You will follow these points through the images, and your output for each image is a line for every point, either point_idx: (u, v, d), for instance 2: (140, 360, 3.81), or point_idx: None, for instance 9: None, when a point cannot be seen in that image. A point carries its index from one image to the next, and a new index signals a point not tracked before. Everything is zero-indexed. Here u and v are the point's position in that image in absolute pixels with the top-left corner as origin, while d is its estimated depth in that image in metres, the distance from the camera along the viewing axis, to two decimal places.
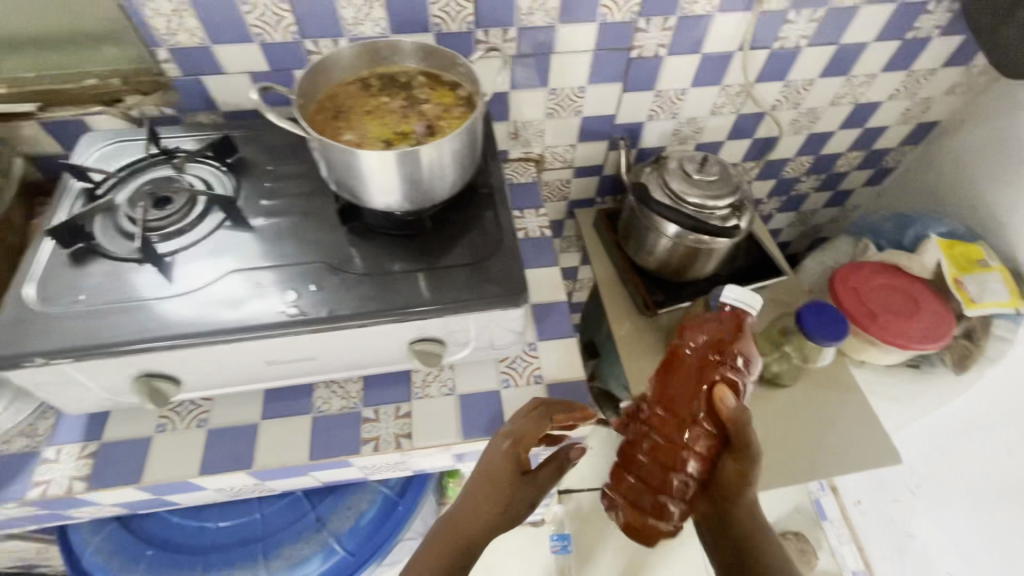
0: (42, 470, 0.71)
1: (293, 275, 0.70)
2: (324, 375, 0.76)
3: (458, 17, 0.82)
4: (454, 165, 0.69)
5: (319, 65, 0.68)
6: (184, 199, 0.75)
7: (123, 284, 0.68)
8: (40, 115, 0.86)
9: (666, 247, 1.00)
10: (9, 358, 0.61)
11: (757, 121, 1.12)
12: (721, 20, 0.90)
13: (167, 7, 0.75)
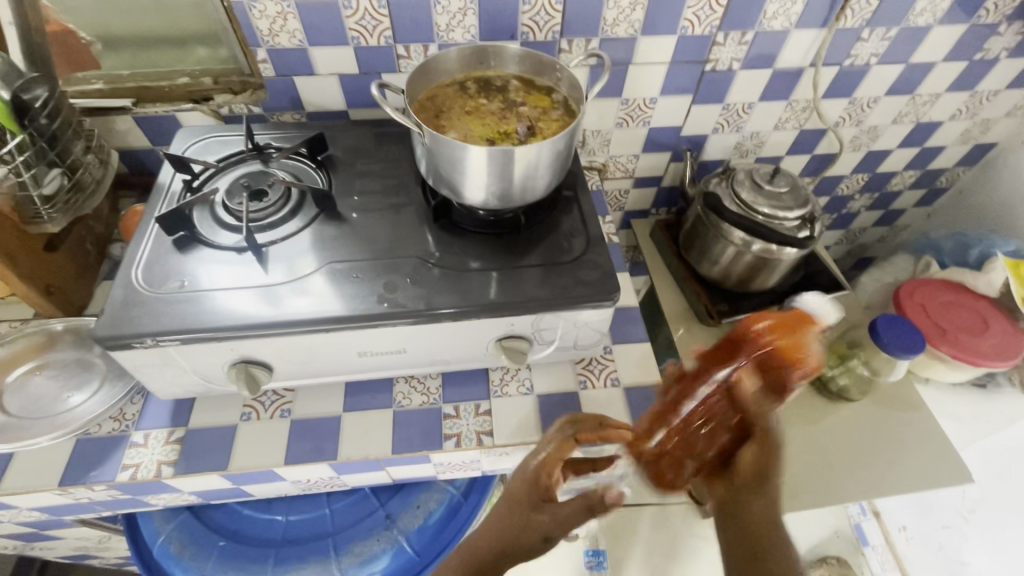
0: (131, 455, 0.71)
1: (388, 268, 0.71)
2: (407, 369, 0.76)
3: (545, 26, 0.84)
4: (553, 165, 0.70)
5: (424, 66, 0.71)
6: (280, 192, 0.77)
7: (223, 271, 0.69)
8: (134, 109, 0.89)
9: (733, 257, 1.00)
10: (121, 338, 0.62)
11: (819, 137, 1.13)
12: (797, 35, 0.91)
13: (273, 9, 0.78)
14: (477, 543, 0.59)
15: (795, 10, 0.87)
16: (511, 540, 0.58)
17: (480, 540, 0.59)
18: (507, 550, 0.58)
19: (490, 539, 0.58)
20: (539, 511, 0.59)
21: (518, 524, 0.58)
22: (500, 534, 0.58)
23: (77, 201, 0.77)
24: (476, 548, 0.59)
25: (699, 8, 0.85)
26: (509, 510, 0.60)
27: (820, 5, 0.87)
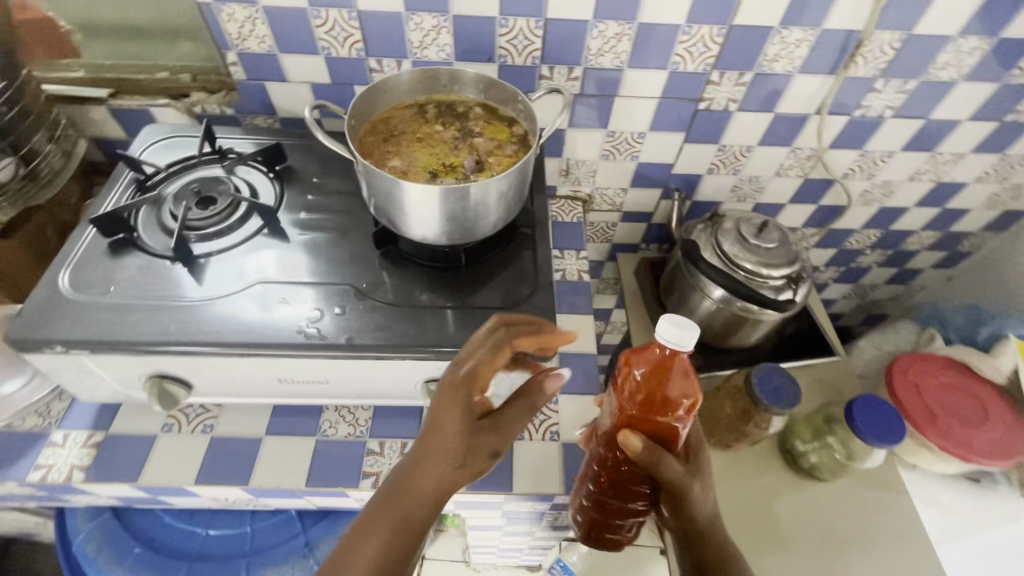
0: (46, 454, 0.70)
1: (319, 295, 0.67)
2: (334, 400, 0.73)
3: (524, 51, 0.80)
4: (501, 205, 0.65)
5: (377, 87, 0.67)
6: (227, 202, 0.75)
7: (153, 279, 0.67)
8: (110, 100, 0.88)
9: (710, 309, 0.93)
10: (32, 342, 0.61)
11: (825, 188, 1.04)
12: (801, 80, 0.84)
13: (242, 13, 0.76)
14: (422, 476, 0.53)
15: (798, 54, 0.80)
16: (455, 458, 0.54)
17: (422, 461, 0.54)
18: (452, 471, 0.54)
19: (437, 460, 0.53)
20: (478, 432, 0.56)
21: (460, 440, 0.54)
22: (443, 448, 0.54)
23: (27, 190, 0.78)
24: (419, 481, 0.53)
25: (692, 44, 0.79)
26: (450, 432, 0.54)
27: (827, 51, 0.80)
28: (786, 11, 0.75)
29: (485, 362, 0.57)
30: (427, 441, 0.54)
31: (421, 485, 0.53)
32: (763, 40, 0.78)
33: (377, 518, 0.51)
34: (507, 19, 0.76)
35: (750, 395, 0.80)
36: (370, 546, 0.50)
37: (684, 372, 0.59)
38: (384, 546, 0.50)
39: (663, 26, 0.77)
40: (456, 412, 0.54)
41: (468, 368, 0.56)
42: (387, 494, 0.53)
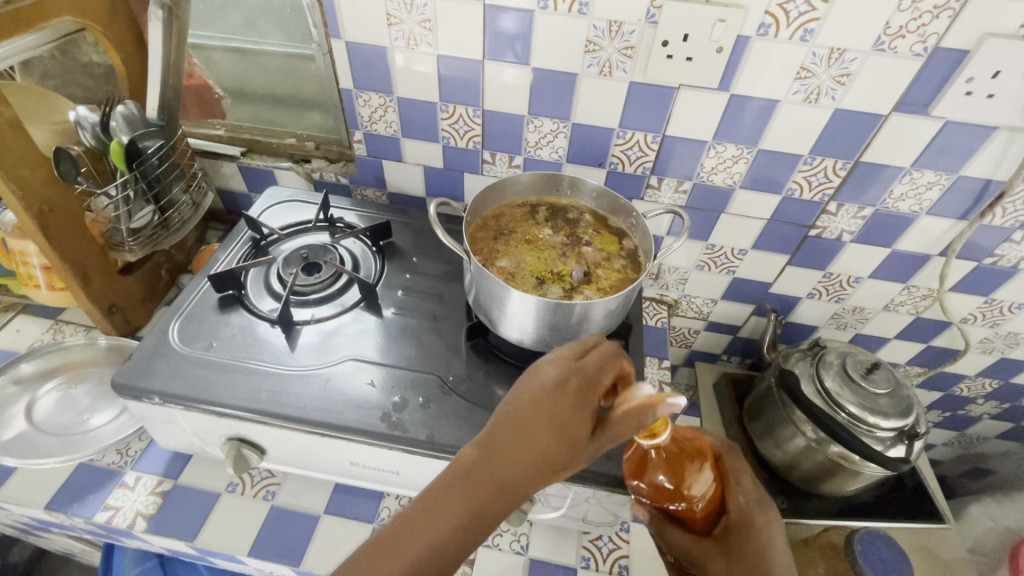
0: (115, 495, 0.70)
1: (405, 382, 0.67)
2: (398, 490, 0.70)
3: (636, 161, 0.80)
4: (606, 321, 0.62)
5: (496, 186, 0.70)
6: (331, 271, 0.77)
7: (252, 341, 0.69)
8: (240, 159, 0.95)
9: (802, 448, 0.85)
10: (135, 391, 0.62)
11: (938, 329, 0.96)
12: (927, 221, 0.79)
13: (377, 101, 0.81)
14: (506, 472, 0.47)
15: (928, 195, 0.76)
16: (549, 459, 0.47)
17: (507, 448, 0.47)
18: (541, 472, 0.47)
19: (521, 455, 0.47)
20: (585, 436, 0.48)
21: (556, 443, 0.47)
22: (530, 445, 0.47)
23: (159, 237, 0.82)
24: (502, 469, 0.47)
25: (812, 174, 0.77)
26: (541, 430, 0.47)
27: (960, 196, 0.75)
28: (921, 154, 0.71)
29: (596, 367, 0.51)
30: (533, 432, 0.47)
31: (504, 480, 0.47)
32: (890, 179, 0.75)
33: (448, 497, 0.46)
34: (626, 132, 0.77)
35: (850, 564, 0.70)
36: (440, 524, 0.45)
37: (693, 457, 0.56)
38: (453, 530, 0.45)
39: (786, 154, 0.75)
40: (563, 408, 0.48)
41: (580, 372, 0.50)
42: (461, 474, 0.47)
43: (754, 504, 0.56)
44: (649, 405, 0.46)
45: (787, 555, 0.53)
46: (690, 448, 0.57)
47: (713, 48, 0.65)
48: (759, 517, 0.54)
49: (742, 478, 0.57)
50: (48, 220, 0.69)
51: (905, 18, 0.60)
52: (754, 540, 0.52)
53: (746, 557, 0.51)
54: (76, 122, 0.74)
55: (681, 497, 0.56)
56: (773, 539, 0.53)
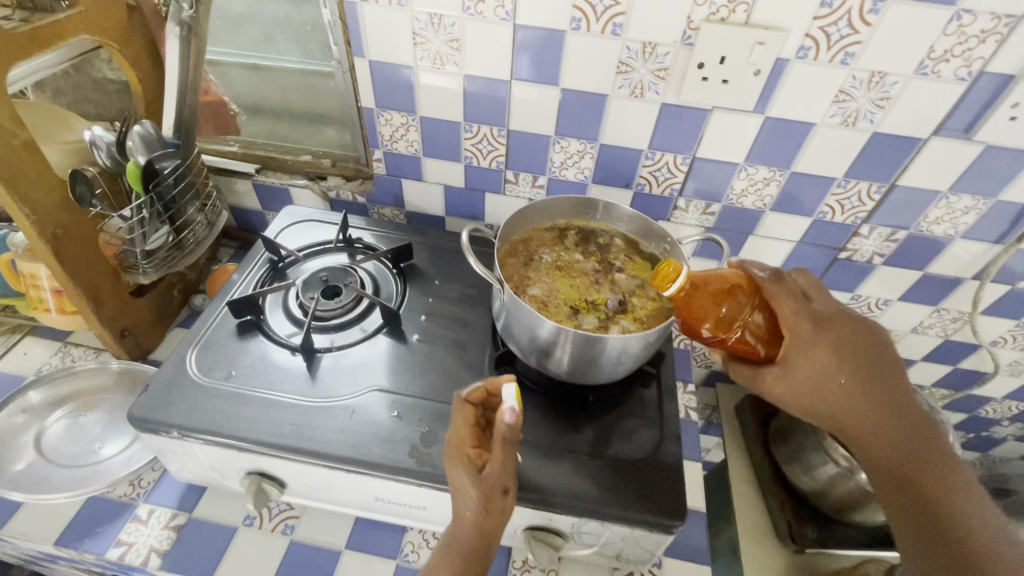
0: (128, 530, 0.67)
1: (433, 414, 0.64)
2: (423, 525, 0.67)
3: (664, 182, 0.78)
4: (641, 354, 0.61)
5: (527, 210, 0.70)
6: (352, 295, 0.75)
7: (272, 371, 0.67)
8: (255, 176, 0.92)
9: (832, 475, 0.82)
10: (153, 425, 0.60)
11: (966, 351, 0.94)
12: (962, 245, 0.77)
13: (399, 120, 0.79)
14: (464, 539, 0.50)
15: (964, 220, 0.74)
16: (486, 514, 0.49)
17: (460, 519, 0.50)
18: (484, 526, 0.49)
19: (467, 523, 0.50)
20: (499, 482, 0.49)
21: (483, 502, 0.49)
22: (467, 512, 0.50)
23: (173, 259, 0.80)
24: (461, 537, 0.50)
25: (845, 198, 0.75)
26: (468, 500, 0.50)
27: (996, 221, 0.74)
28: (959, 179, 0.70)
29: (459, 427, 0.52)
30: (467, 503, 0.50)
31: (467, 546, 0.50)
32: (926, 203, 0.73)
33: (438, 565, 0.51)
34: (655, 153, 0.75)
35: None
36: None
37: (726, 297, 0.58)
38: None
39: (819, 177, 0.73)
40: (466, 477, 0.50)
41: (456, 433, 0.52)
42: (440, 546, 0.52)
43: (825, 326, 0.57)
44: (503, 436, 0.47)
45: (869, 360, 0.58)
46: (724, 289, 0.59)
47: (751, 71, 0.63)
48: (830, 343, 0.57)
49: (801, 306, 0.57)
50: (62, 243, 0.67)
51: (951, 42, 0.58)
52: (812, 358, 0.56)
53: (807, 374, 0.57)
54: (92, 142, 0.71)
55: (734, 336, 0.59)
56: (861, 345, 0.57)
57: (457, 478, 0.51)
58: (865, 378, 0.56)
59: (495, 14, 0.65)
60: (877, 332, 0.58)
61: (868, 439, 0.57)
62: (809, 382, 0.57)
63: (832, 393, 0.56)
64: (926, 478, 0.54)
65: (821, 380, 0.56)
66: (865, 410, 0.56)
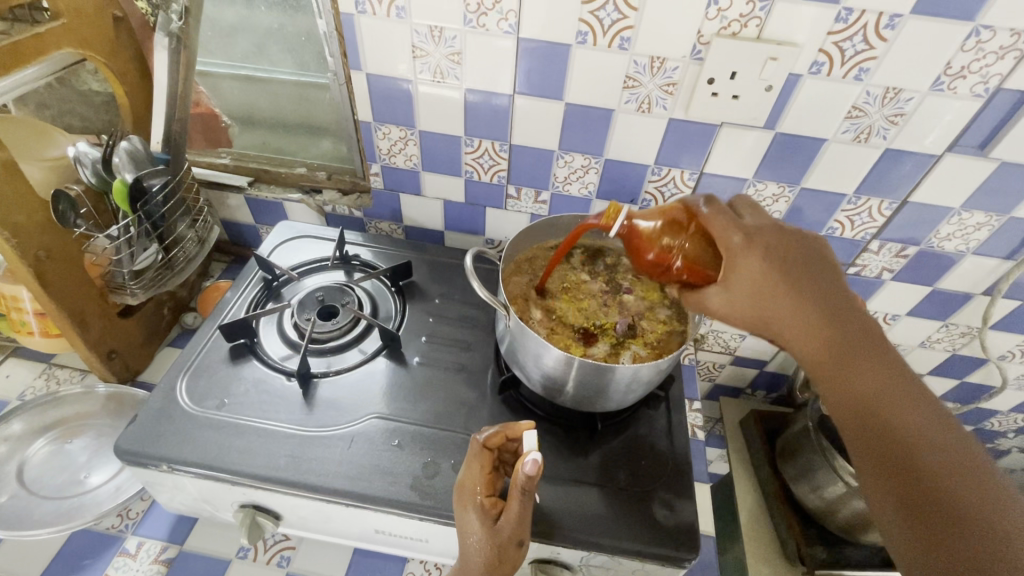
0: (116, 565, 0.64)
1: (435, 442, 0.62)
2: (424, 556, 0.65)
3: (670, 198, 0.77)
4: (649, 382, 0.59)
5: (533, 228, 0.69)
6: (349, 316, 0.72)
7: (267, 398, 0.64)
8: (247, 189, 0.89)
9: (841, 494, 0.80)
10: (140, 458, 0.57)
11: (974, 366, 0.92)
12: (972, 261, 0.76)
13: (397, 134, 0.77)
14: None
15: (976, 236, 0.72)
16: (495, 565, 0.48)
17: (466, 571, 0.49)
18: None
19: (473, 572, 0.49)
20: (509, 530, 0.48)
21: (493, 551, 0.48)
22: (475, 562, 0.49)
23: (163, 278, 0.77)
24: None
25: (855, 214, 0.74)
26: (477, 548, 0.49)
27: (1008, 237, 0.72)
28: (972, 195, 0.68)
29: (473, 472, 0.52)
30: (474, 553, 0.49)
31: None
32: (937, 220, 0.72)
33: None
34: (661, 168, 0.73)
35: None
36: None
37: (662, 230, 0.51)
38: None
39: (829, 193, 0.72)
40: (476, 524, 0.49)
41: (468, 478, 0.52)
42: None
43: (755, 235, 0.47)
44: (518, 481, 0.47)
45: (820, 272, 0.47)
46: (659, 225, 0.52)
47: (762, 86, 0.61)
48: (761, 250, 0.46)
49: (730, 218, 0.48)
50: (45, 266, 0.64)
51: (968, 58, 0.56)
52: (744, 268, 0.46)
53: (744, 291, 0.47)
54: (76, 158, 0.68)
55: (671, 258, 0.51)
56: (790, 250, 0.47)
57: (466, 526, 0.50)
58: (800, 283, 0.46)
59: (498, 26, 0.63)
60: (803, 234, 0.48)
61: (808, 359, 0.46)
62: (749, 299, 0.47)
63: (771, 309, 0.46)
64: (878, 391, 0.43)
65: (758, 295, 0.46)
66: (803, 321, 0.45)
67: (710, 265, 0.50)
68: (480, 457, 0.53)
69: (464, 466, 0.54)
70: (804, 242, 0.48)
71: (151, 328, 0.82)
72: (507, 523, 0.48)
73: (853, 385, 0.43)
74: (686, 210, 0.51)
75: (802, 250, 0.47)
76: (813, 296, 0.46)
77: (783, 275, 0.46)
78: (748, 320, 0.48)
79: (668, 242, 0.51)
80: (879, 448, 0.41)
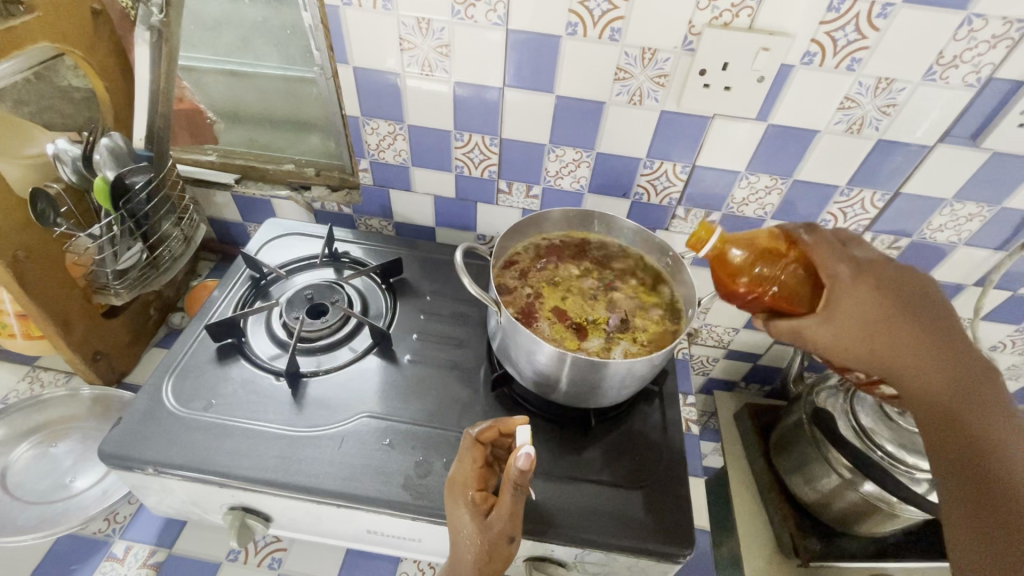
0: (103, 570, 0.63)
1: (427, 441, 0.61)
2: (418, 555, 0.64)
3: (662, 191, 0.76)
4: (643, 378, 0.58)
5: (525, 222, 0.68)
6: (339, 314, 0.71)
7: (256, 399, 0.63)
8: (234, 187, 0.87)
9: (835, 486, 0.80)
10: (125, 461, 0.56)
11: None
12: (964, 252, 0.76)
13: (386, 128, 0.75)
14: None
15: (968, 227, 0.72)
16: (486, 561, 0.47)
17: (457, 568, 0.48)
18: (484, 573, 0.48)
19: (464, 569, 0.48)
20: (500, 526, 0.48)
21: (484, 547, 0.47)
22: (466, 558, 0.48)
23: (147, 277, 0.75)
24: None
25: (848, 206, 0.73)
26: (468, 544, 0.48)
27: (1000, 228, 0.71)
28: (964, 186, 0.68)
29: (464, 467, 0.52)
30: (465, 550, 0.48)
31: None
32: (930, 211, 0.71)
33: None
34: (653, 162, 0.72)
35: None
36: None
37: (756, 257, 0.52)
38: None
39: (822, 185, 0.71)
40: (466, 520, 0.48)
41: (459, 474, 0.51)
42: None
43: (865, 268, 0.48)
44: (511, 475, 0.46)
45: (929, 312, 0.47)
46: (751, 254, 0.53)
47: (754, 77, 0.61)
48: (871, 281, 0.47)
49: (837, 249, 0.49)
50: (25, 266, 0.63)
51: (960, 47, 0.56)
52: (847, 297, 0.46)
53: (850, 320, 0.46)
54: (55, 156, 0.67)
55: (763, 286, 0.52)
56: (905, 286, 0.47)
57: (456, 522, 0.49)
58: (907, 317, 0.46)
59: (487, 18, 0.62)
60: (922, 276, 0.49)
61: (911, 389, 0.45)
62: (858, 328, 0.46)
63: (884, 343, 0.46)
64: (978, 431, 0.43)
65: (862, 323, 0.46)
66: (922, 359, 0.45)
67: (807, 297, 0.50)
68: (472, 452, 0.53)
69: (456, 461, 0.53)
70: (914, 280, 0.48)
71: (136, 328, 0.81)
72: (499, 519, 0.48)
73: (964, 426, 0.43)
74: (784, 238, 0.53)
75: (911, 288, 0.47)
76: (925, 333, 0.45)
77: (895, 309, 0.46)
78: (847, 348, 0.47)
79: (761, 272, 0.52)
80: (987, 498, 0.40)
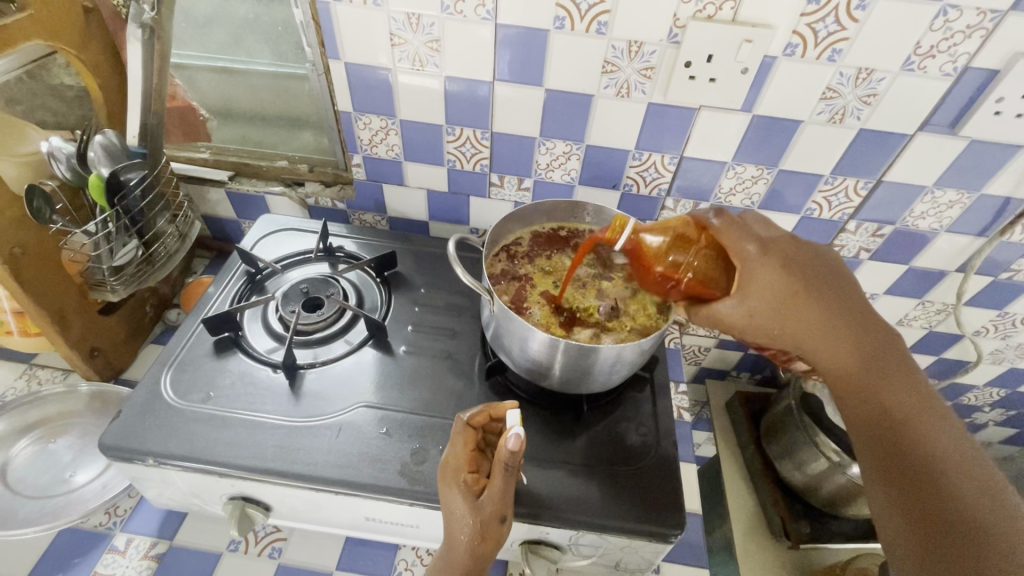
0: (105, 562, 0.64)
1: (423, 429, 0.62)
2: (416, 541, 0.65)
3: (651, 182, 0.77)
4: (633, 364, 0.60)
5: (516, 214, 0.70)
6: (334, 307, 0.72)
7: (253, 390, 0.64)
8: (228, 184, 0.88)
9: (824, 470, 0.82)
10: (125, 453, 0.57)
11: (951, 342, 0.94)
12: (946, 238, 0.77)
13: (378, 123, 0.76)
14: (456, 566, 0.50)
15: (949, 214, 0.74)
16: (481, 539, 0.49)
17: (452, 547, 0.50)
18: (479, 550, 0.49)
19: (459, 548, 0.49)
20: (494, 505, 0.49)
21: (478, 526, 0.49)
22: (460, 538, 0.49)
23: (143, 273, 0.76)
24: (452, 563, 0.50)
25: (832, 194, 0.75)
26: (462, 524, 0.49)
27: (980, 214, 0.73)
28: (944, 173, 0.69)
29: (456, 450, 0.53)
30: (460, 530, 0.50)
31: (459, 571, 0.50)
32: (912, 198, 0.73)
33: None
34: (642, 153, 0.74)
35: None
36: None
37: (669, 245, 0.55)
38: None
39: (806, 174, 0.73)
40: (460, 502, 0.50)
41: (451, 457, 0.52)
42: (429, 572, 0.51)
43: (769, 246, 0.50)
44: (504, 456, 0.48)
45: (830, 283, 0.50)
46: (667, 241, 0.55)
47: (738, 69, 0.62)
48: (776, 260, 0.49)
49: (743, 231, 0.51)
50: (20, 263, 0.63)
51: (936, 37, 0.58)
52: (755, 277, 0.49)
53: (759, 298, 0.48)
54: (50, 154, 0.67)
55: (681, 270, 0.54)
56: (810, 265, 0.50)
57: (450, 504, 0.51)
58: (814, 291, 0.49)
59: (476, 13, 0.63)
60: (824, 252, 0.52)
61: (824, 358, 0.48)
62: (768, 307, 0.49)
63: (794, 316, 0.48)
64: (888, 396, 0.46)
65: (771, 300, 0.48)
66: (829, 330, 0.48)
67: (717, 276, 0.53)
68: (463, 435, 0.54)
69: (448, 445, 0.54)
70: (816, 256, 0.51)
71: (131, 326, 0.81)
72: (492, 497, 0.50)
73: (879, 393, 0.46)
74: (696, 224, 0.54)
75: (812, 259, 0.51)
76: (831, 306, 0.48)
77: (799, 285, 0.48)
78: (762, 326, 0.49)
79: (676, 259, 0.55)
80: (889, 453, 0.44)
